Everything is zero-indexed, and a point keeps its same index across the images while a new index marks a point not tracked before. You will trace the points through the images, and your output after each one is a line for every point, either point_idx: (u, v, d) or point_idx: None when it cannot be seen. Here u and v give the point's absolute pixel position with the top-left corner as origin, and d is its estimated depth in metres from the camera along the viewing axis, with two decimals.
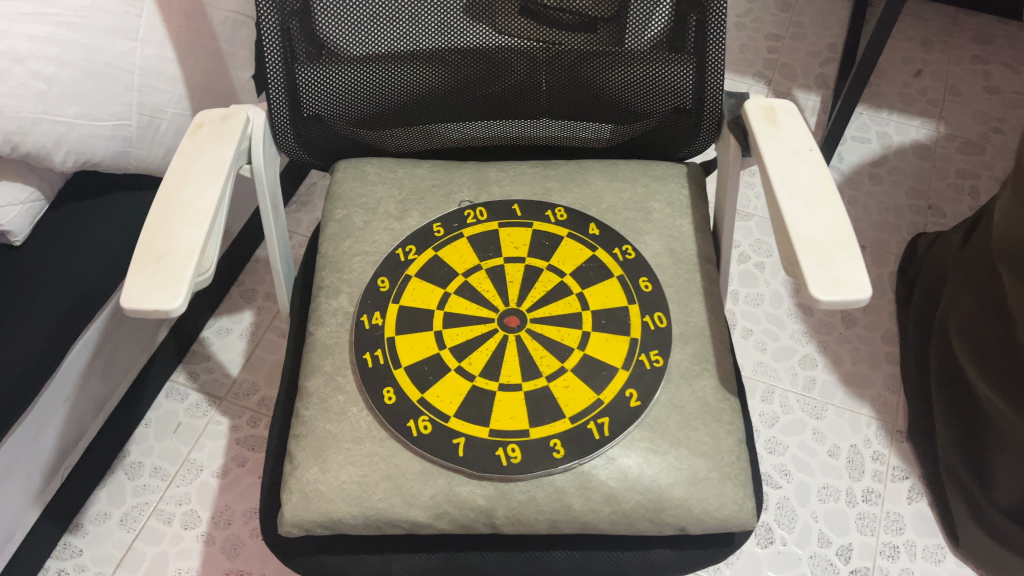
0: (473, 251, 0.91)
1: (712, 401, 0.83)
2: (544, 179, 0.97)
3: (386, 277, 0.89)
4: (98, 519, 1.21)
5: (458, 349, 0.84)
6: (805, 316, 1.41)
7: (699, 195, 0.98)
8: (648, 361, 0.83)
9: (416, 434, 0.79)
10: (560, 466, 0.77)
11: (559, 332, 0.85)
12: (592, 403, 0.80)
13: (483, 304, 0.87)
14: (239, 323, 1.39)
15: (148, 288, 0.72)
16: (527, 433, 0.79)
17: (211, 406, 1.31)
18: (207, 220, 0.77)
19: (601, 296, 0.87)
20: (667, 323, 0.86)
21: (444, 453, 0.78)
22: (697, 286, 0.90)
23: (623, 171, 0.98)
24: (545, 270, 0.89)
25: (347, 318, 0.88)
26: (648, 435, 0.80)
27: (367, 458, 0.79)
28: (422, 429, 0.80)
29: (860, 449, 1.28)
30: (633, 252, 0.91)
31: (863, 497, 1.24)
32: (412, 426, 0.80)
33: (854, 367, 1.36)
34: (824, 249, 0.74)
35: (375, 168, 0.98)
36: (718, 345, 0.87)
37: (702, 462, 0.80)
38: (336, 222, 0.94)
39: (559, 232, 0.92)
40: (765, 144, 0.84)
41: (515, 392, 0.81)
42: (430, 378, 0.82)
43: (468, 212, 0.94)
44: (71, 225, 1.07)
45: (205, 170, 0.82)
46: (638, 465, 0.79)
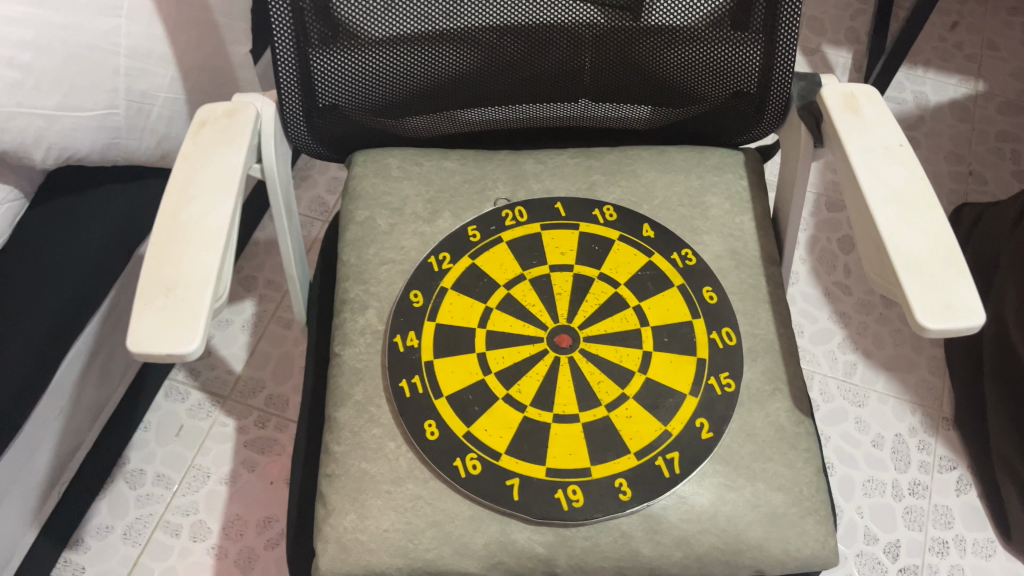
0: (515, 259, 0.82)
1: (786, 426, 0.75)
2: (588, 171, 0.88)
3: (420, 290, 0.79)
4: (99, 534, 1.12)
5: (506, 374, 0.75)
6: (842, 295, 1.33)
7: (759, 186, 0.88)
8: (718, 386, 0.75)
9: (464, 475, 0.71)
10: (627, 510, 0.70)
11: (617, 353, 0.76)
12: (660, 435, 0.73)
13: (530, 321, 0.78)
14: (240, 314, 1.29)
15: (158, 327, 0.62)
16: (589, 473, 0.71)
17: (215, 406, 1.22)
18: (221, 241, 0.67)
19: (662, 310, 0.79)
20: (736, 341, 0.78)
21: (496, 496, 0.70)
22: (763, 293, 0.82)
23: (675, 161, 0.88)
24: (596, 279, 0.80)
25: (378, 338, 0.79)
26: (721, 469, 0.73)
27: (410, 501, 0.71)
28: (470, 469, 0.71)
29: (905, 438, 1.22)
30: (693, 257, 0.82)
31: (910, 491, 1.18)
32: (459, 466, 0.71)
33: (897, 350, 1.29)
34: (928, 265, 0.65)
35: (398, 162, 0.87)
36: (791, 360, 0.79)
37: (781, 497, 0.72)
38: (357, 225, 0.84)
39: (610, 235, 0.83)
40: (849, 139, 0.74)
41: (573, 424, 0.73)
42: (476, 410, 0.74)
43: (505, 212, 0.84)
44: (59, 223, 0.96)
45: (215, 180, 0.71)
46: (711, 503, 0.71)
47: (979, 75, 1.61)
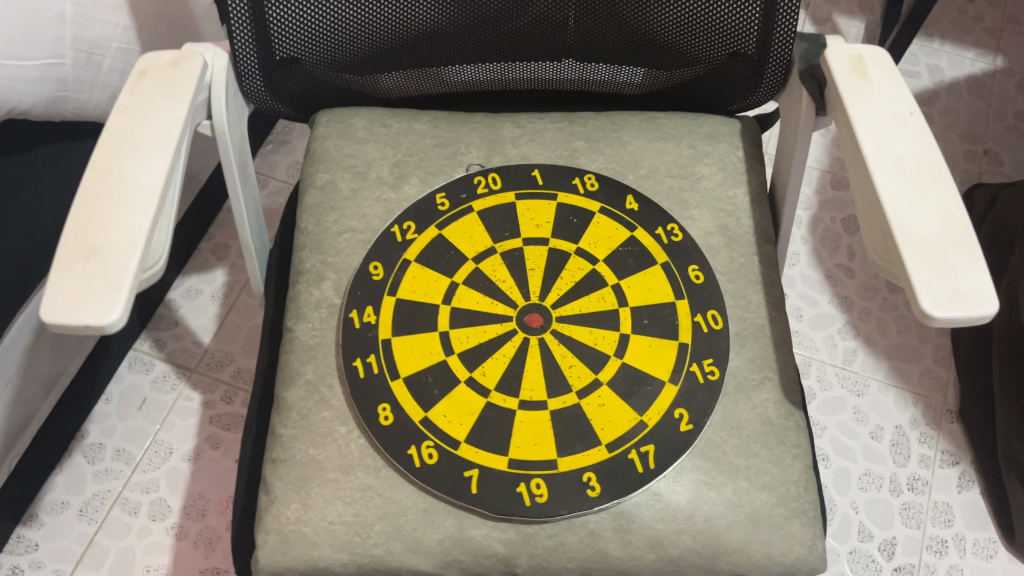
0: (485, 230, 0.75)
1: (774, 420, 0.69)
2: (570, 136, 0.81)
3: (380, 262, 0.73)
4: (55, 510, 1.07)
5: (470, 355, 0.69)
6: (844, 278, 1.27)
7: (755, 157, 0.81)
8: (701, 373, 0.69)
9: (419, 464, 0.65)
10: (595, 507, 0.64)
11: (592, 335, 0.70)
12: (634, 426, 0.66)
13: (499, 298, 0.72)
14: (210, 283, 1.23)
15: (74, 295, 0.56)
16: (555, 465, 0.65)
17: (180, 379, 1.16)
18: (154, 203, 0.61)
19: (643, 289, 0.72)
20: (723, 325, 0.71)
21: (453, 489, 0.64)
22: (756, 273, 0.75)
23: (665, 128, 0.81)
24: (573, 254, 0.74)
25: (334, 312, 0.73)
26: (701, 465, 0.66)
27: (359, 491, 0.65)
28: (426, 458, 0.65)
29: (906, 431, 1.15)
30: (680, 233, 0.75)
31: (909, 486, 1.12)
32: (414, 455, 0.65)
33: (901, 338, 1.22)
34: (936, 247, 0.59)
35: (364, 122, 0.81)
36: (782, 347, 0.73)
37: (765, 496, 0.66)
38: (317, 189, 0.78)
39: (590, 206, 0.76)
40: (854, 105, 0.67)
41: (540, 412, 0.67)
42: (435, 394, 0.68)
43: (477, 178, 0.77)
44: (18, 182, 0.88)
45: (152, 135, 0.64)
46: (689, 501, 0.65)
47: (998, 51, 1.53)
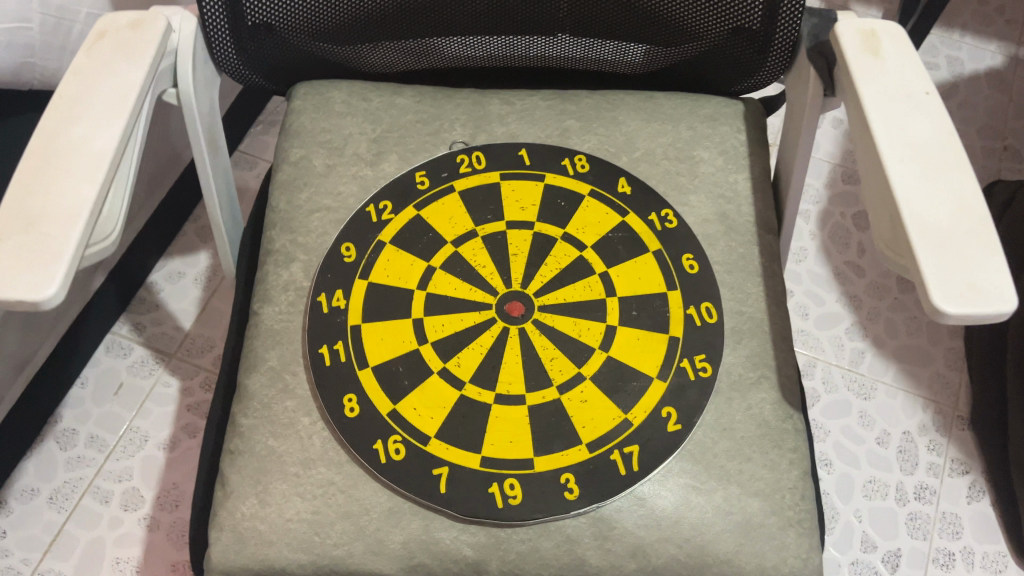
0: (466, 212, 0.70)
1: (770, 421, 0.64)
2: (562, 115, 0.76)
3: (353, 243, 0.69)
4: (24, 497, 1.03)
5: (444, 344, 0.65)
6: (854, 276, 1.21)
7: (758, 141, 0.76)
8: (692, 369, 0.64)
9: (384, 460, 0.60)
10: (572, 512, 0.59)
11: (576, 326, 0.65)
12: (618, 425, 0.62)
13: (478, 285, 0.67)
14: (193, 267, 1.19)
15: (9, 268, 0.52)
16: (531, 465, 0.60)
17: (159, 364, 1.12)
18: (103, 170, 0.57)
19: (633, 278, 0.67)
20: (717, 318, 0.66)
21: (420, 487, 0.60)
22: (755, 265, 0.70)
23: (663, 108, 0.76)
24: (559, 240, 0.69)
25: (302, 295, 0.68)
26: (689, 468, 0.62)
27: (320, 487, 0.61)
28: (392, 454, 0.61)
29: (914, 437, 1.10)
30: (675, 219, 0.70)
31: (916, 496, 1.06)
32: (380, 449, 0.61)
33: (911, 341, 1.16)
34: (951, 237, 0.53)
35: (343, 95, 0.76)
36: (781, 344, 0.68)
37: (758, 504, 0.61)
38: (291, 165, 0.73)
39: (579, 189, 0.71)
40: (863, 83, 0.62)
41: (517, 407, 0.62)
42: (405, 385, 0.63)
43: (460, 156, 0.73)
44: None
45: (106, 101, 0.60)
46: (675, 507, 0.60)
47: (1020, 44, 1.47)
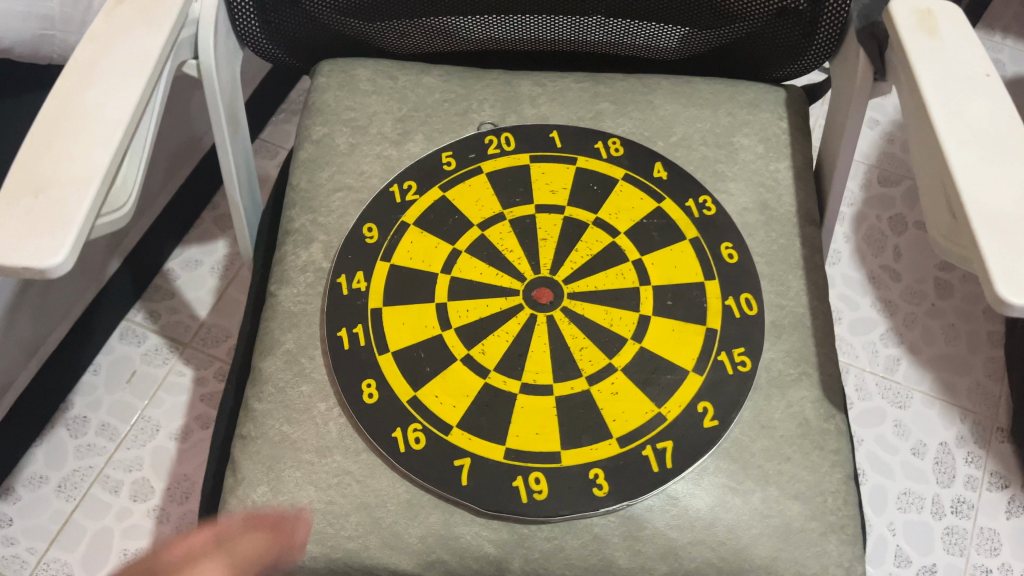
0: (494, 194, 0.67)
1: (811, 420, 0.61)
2: (595, 98, 0.73)
3: (375, 224, 0.66)
4: (32, 484, 1.01)
5: (468, 330, 0.62)
6: (889, 280, 1.17)
7: (801, 129, 0.73)
8: (730, 363, 0.60)
9: (403, 449, 0.57)
10: (601, 509, 0.56)
11: (608, 315, 0.62)
12: (651, 420, 0.58)
13: (505, 269, 0.64)
14: (210, 255, 1.17)
15: (16, 234, 0.49)
16: (558, 459, 0.57)
17: (173, 353, 1.10)
18: (117, 136, 0.54)
19: (668, 266, 0.64)
20: (757, 311, 0.63)
21: (440, 479, 0.57)
22: (796, 257, 0.67)
23: (701, 93, 0.73)
24: (591, 225, 0.66)
25: (321, 277, 0.65)
26: (725, 467, 0.58)
27: (335, 476, 0.58)
28: (412, 443, 0.58)
29: (951, 448, 1.05)
30: (713, 206, 0.67)
31: (952, 510, 1.02)
32: (399, 438, 0.58)
33: (948, 348, 1.11)
34: (1015, 223, 0.50)
35: (368, 73, 0.73)
36: (824, 340, 0.64)
37: (798, 507, 0.58)
38: (313, 143, 0.71)
39: (613, 173, 0.68)
40: (920, 63, 0.59)
41: (544, 397, 0.59)
42: (427, 371, 0.60)
43: (489, 137, 0.70)
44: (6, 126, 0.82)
45: (123, 66, 0.57)
46: (710, 508, 0.57)
47: None
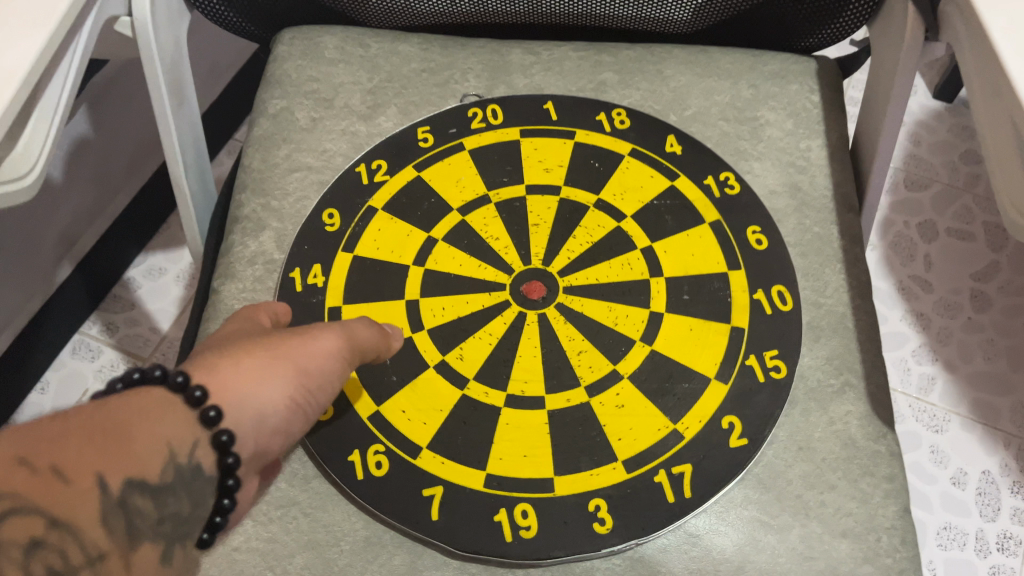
0: (478, 173, 0.57)
1: (858, 440, 0.50)
2: (596, 67, 0.63)
3: (337, 207, 0.55)
4: None
5: (444, 332, 0.51)
6: (920, 292, 1.06)
7: (835, 104, 0.63)
8: (760, 369, 0.50)
9: (361, 476, 0.47)
10: (604, 550, 0.45)
11: (611, 313, 0.52)
12: (665, 438, 0.48)
13: (490, 260, 0.54)
14: (175, 263, 1.06)
15: None
16: (551, 487, 0.46)
17: (130, 369, 0.99)
18: (8, 91, 0.44)
19: (684, 255, 0.54)
20: (792, 306, 0.52)
21: (405, 512, 0.46)
22: (834, 248, 0.57)
23: (719, 62, 0.63)
24: (592, 208, 0.56)
25: (272, 270, 0.55)
26: (755, 497, 0.48)
27: (278, 508, 0.47)
28: (371, 468, 0.47)
29: (995, 477, 0.94)
30: (737, 184, 0.57)
31: (998, 547, 0.90)
32: (356, 462, 0.47)
33: (989, 366, 1.00)
34: None
35: (336, 40, 0.63)
36: (869, 344, 0.54)
37: (846, 548, 0.47)
38: (269, 118, 0.60)
39: (618, 148, 0.58)
40: (988, 11, 0.48)
41: (535, 412, 0.48)
42: (393, 381, 0.50)
43: (472, 110, 0.59)
44: None
45: (28, 9, 0.47)
46: (738, 548, 0.47)
47: None
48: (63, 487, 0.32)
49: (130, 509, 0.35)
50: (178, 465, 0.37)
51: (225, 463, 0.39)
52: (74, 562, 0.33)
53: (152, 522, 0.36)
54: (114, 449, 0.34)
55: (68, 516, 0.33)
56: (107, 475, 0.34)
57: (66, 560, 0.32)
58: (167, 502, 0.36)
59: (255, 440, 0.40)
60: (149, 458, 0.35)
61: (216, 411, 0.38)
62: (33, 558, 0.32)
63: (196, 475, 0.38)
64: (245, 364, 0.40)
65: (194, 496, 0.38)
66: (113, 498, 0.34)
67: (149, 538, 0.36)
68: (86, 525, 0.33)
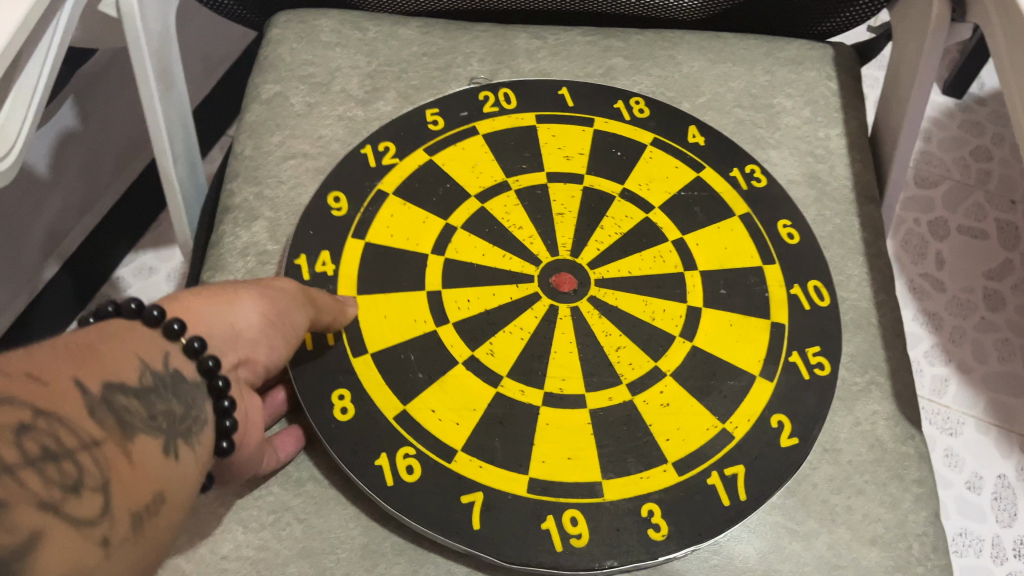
0: (494, 158, 0.54)
1: (887, 442, 0.47)
2: (606, 52, 0.61)
3: (344, 192, 0.52)
4: None
5: (469, 325, 0.48)
6: (933, 291, 1.03)
7: (854, 91, 0.60)
8: (805, 365, 0.48)
9: (392, 482, 0.43)
10: (663, 558, 0.42)
11: (648, 308, 0.49)
12: (715, 438, 0.45)
13: (514, 250, 0.51)
14: (167, 261, 1.03)
15: None
16: (601, 491, 0.43)
17: None
18: None
19: (717, 248, 0.51)
20: (830, 301, 0.50)
21: (446, 523, 0.42)
22: (857, 240, 0.54)
23: (733, 48, 0.61)
24: (618, 197, 0.53)
25: (265, 262, 0.52)
26: (780, 502, 0.45)
27: (270, 514, 0.44)
28: (401, 474, 0.43)
29: (1011, 481, 0.91)
30: (764, 176, 0.55)
31: (1014, 553, 0.87)
32: (385, 467, 0.44)
33: (1004, 367, 0.98)
34: None
35: (332, 23, 0.61)
36: (895, 340, 0.51)
37: (876, 556, 0.44)
38: (262, 104, 0.57)
39: (639, 137, 0.56)
40: None
41: (577, 411, 0.45)
42: (419, 378, 0.46)
43: (483, 93, 0.57)
44: None
45: None
46: (761, 557, 0.44)
47: None
48: (44, 386, 0.30)
49: (116, 406, 0.32)
50: (155, 370, 0.36)
51: (207, 367, 0.38)
52: (68, 445, 0.29)
53: (144, 418, 0.33)
54: (80, 358, 0.32)
55: (53, 407, 0.29)
56: (82, 377, 0.32)
57: (60, 443, 0.29)
58: (153, 401, 0.34)
59: (233, 351, 0.41)
60: (121, 363, 0.34)
61: (177, 319, 0.38)
62: (26, 438, 0.28)
63: (178, 379, 0.37)
64: (202, 292, 0.41)
65: (183, 397, 0.36)
66: (96, 397, 0.31)
67: (146, 432, 0.33)
68: (77, 416, 0.30)
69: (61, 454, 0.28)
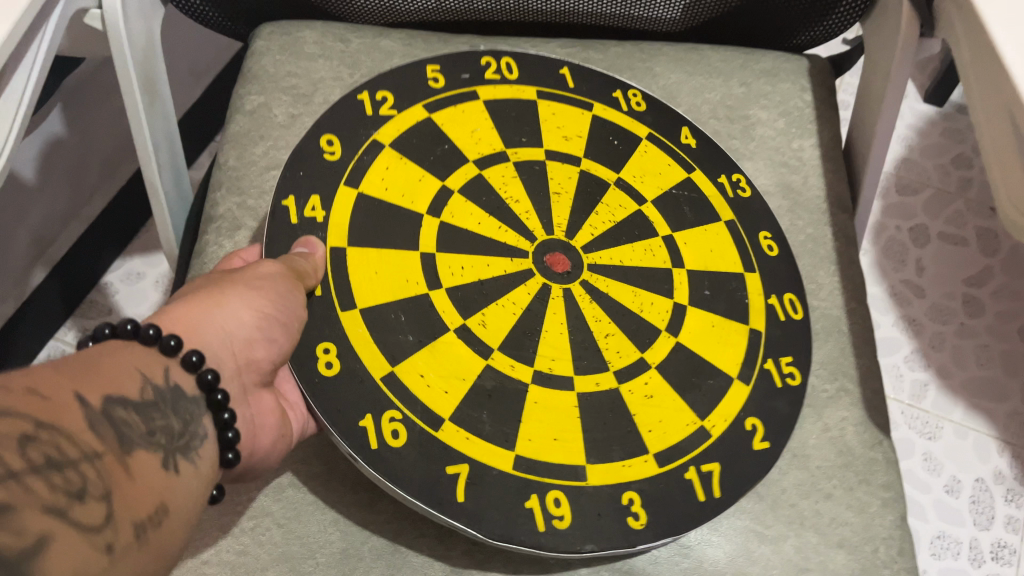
0: (493, 126, 0.53)
1: (854, 448, 0.50)
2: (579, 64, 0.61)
3: (337, 137, 0.49)
4: None
5: (461, 295, 0.46)
6: (913, 297, 1.04)
7: (827, 103, 0.63)
8: (777, 373, 0.50)
9: (376, 445, 0.41)
10: (640, 547, 0.42)
11: (637, 300, 0.49)
12: (693, 434, 0.46)
13: (509, 222, 0.50)
14: (154, 267, 1.03)
15: None
16: (584, 475, 0.43)
17: None
18: None
19: (703, 252, 0.52)
20: (803, 315, 0.53)
21: (427, 494, 0.41)
22: (828, 249, 0.57)
23: (709, 60, 0.62)
24: (612, 186, 0.54)
25: None
26: (750, 506, 0.47)
27: (250, 519, 0.45)
28: (387, 438, 0.42)
29: (988, 485, 0.93)
30: (750, 188, 0.56)
31: (991, 555, 0.89)
32: (369, 430, 0.42)
33: (982, 372, 1.00)
34: None
35: (315, 36, 0.62)
36: (862, 348, 0.54)
37: (842, 557, 0.46)
38: (245, 115, 0.58)
39: (637, 130, 0.57)
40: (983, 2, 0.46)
41: (563, 393, 0.45)
42: (408, 341, 0.44)
43: (484, 59, 0.56)
44: None
45: None
46: (730, 560, 0.45)
47: None
48: (43, 400, 0.30)
49: (115, 419, 0.33)
50: (156, 385, 0.36)
51: (207, 380, 0.38)
52: (70, 454, 0.30)
53: (143, 433, 0.34)
54: (80, 375, 0.33)
55: (53, 420, 0.30)
56: (82, 393, 0.32)
57: (62, 452, 0.30)
58: (153, 417, 0.35)
59: (232, 358, 0.41)
60: (121, 379, 0.35)
61: (173, 336, 0.38)
62: (29, 448, 0.28)
63: (178, 395, 0.37)
64: (191, 299, 0.41)
65: (182, 414, 0.37)
66: (96, 410, 0.32)
67: (145, 447, 0.34)
68: (76, 427, 0.31)
69: (65, 463, 0.29)
